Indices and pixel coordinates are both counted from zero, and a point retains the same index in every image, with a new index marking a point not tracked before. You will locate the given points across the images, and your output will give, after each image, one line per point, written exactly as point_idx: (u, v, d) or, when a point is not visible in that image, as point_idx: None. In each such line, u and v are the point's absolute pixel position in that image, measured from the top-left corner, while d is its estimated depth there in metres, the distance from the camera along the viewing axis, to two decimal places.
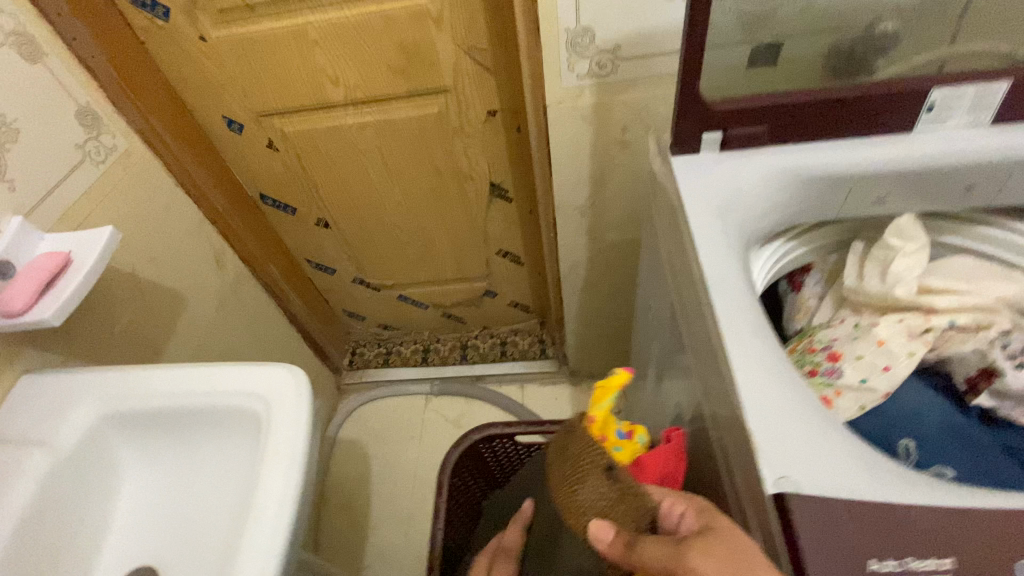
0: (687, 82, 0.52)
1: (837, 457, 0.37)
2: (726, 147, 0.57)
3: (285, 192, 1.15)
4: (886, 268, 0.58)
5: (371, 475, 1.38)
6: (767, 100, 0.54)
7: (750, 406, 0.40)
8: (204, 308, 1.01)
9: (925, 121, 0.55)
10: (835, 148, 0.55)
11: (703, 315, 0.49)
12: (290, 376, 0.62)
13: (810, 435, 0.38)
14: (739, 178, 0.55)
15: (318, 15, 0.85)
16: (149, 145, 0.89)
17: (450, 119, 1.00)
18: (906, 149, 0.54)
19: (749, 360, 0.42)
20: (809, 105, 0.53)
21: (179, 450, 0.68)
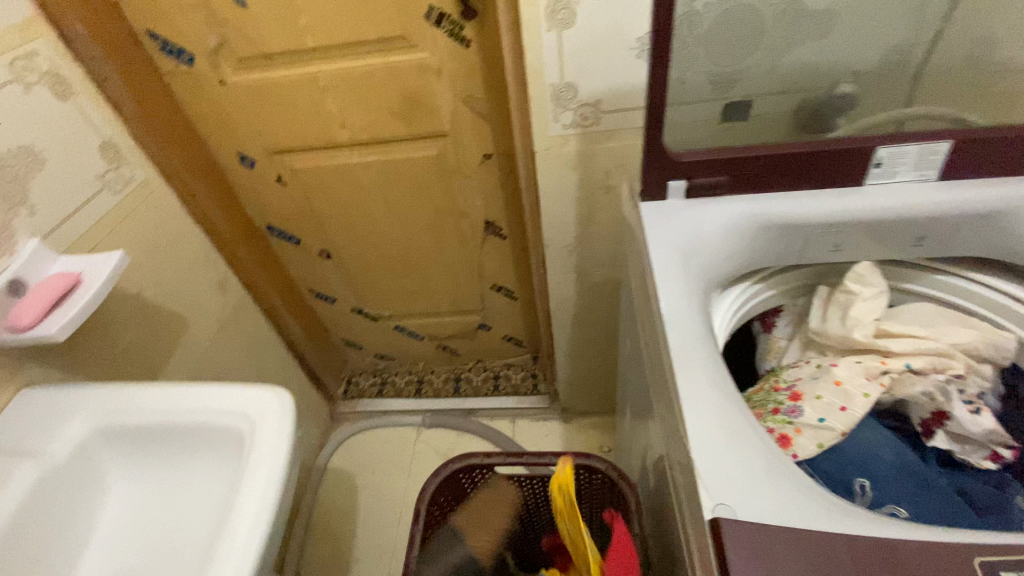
0: (652, 136, 0.57)
1: (772, 488, 0.41)
2: (691, 195, 0.61)
3: (291, 224, 1.21)
4: (846, 312, 0.61)
5: (357, 506, 1.38)
6: (727, 153, 0.59)
7: (695, 438, 0.44)
8: (203, 331, 1.05)
9: (875, 176, 0.59)
10: (792, 198, 0.60)
11: (663, 350, 0.52)
12: (276, 397, 0.65)
13: (748, 467, 0.42)
14: (702, 223, 0.59)
15: (328, 65, 0.93)
16: (165, 176, 0.96)
17: (447, 161, 1.06)
18: (859, 202, 0.59)
19: (695, 396, 0.46)
20: (766, 159, 0.58)
21: (166, 466, 0.70)
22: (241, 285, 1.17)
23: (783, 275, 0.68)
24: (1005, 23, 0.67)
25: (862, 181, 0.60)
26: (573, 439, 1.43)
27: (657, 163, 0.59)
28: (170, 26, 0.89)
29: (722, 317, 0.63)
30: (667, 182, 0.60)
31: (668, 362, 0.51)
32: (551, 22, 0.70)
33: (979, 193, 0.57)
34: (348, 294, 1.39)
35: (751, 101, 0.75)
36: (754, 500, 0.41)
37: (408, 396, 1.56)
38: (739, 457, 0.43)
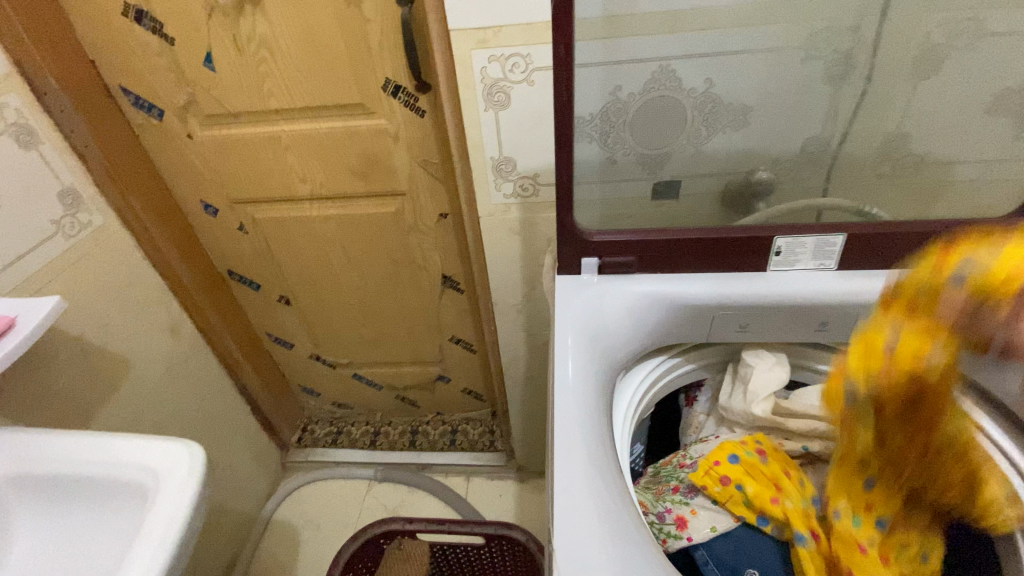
0: (562, 218, 0.61)
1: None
2: (603, 272, 0.64)
3: (252, 270, 1.23)
4: (746, 386, 0.67)
5: (298, 564, 1.32)
6: (635, 237, 0.62)
7: (560, 523, 0.46)
8: (147, 375, 1.04)
9: (776, 263, 0.62)
10: (698, 281, 0.62)
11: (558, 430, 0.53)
12: (189, 452, 0.65)
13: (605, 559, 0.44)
14: (608, 301, 0.62)
15: (291, 125, 0.98)
16: (124, 221, 0.98)
17: (405, 218, 1.09)
18: (759, 287, 0.61)
19: (572, 480, 0.49)
20: (671, 242, 0.61)
21: (71, 520, 0.68)
22: (196, 328, 1.18)
23: (701, 351, 0.70)
24: (913, 123, 0.71)
25: (764, 266, 0.62)
26: (526, 501, 1.39)
27: (569, 240, 0.63)
28: (144, 83, 0.95)
29: (632, 392, 0.64)
30: (580, 259, 0.64)
31: (568, 441, 0.51)
32: (488, 102, 0.75)
33: (876, 283, 0.60)
34: (307, 340, 1.39)
35: (678, 182, 0.79)
36: None
37: (363, 446, 1.54)
38: (602, 548, 0.44)
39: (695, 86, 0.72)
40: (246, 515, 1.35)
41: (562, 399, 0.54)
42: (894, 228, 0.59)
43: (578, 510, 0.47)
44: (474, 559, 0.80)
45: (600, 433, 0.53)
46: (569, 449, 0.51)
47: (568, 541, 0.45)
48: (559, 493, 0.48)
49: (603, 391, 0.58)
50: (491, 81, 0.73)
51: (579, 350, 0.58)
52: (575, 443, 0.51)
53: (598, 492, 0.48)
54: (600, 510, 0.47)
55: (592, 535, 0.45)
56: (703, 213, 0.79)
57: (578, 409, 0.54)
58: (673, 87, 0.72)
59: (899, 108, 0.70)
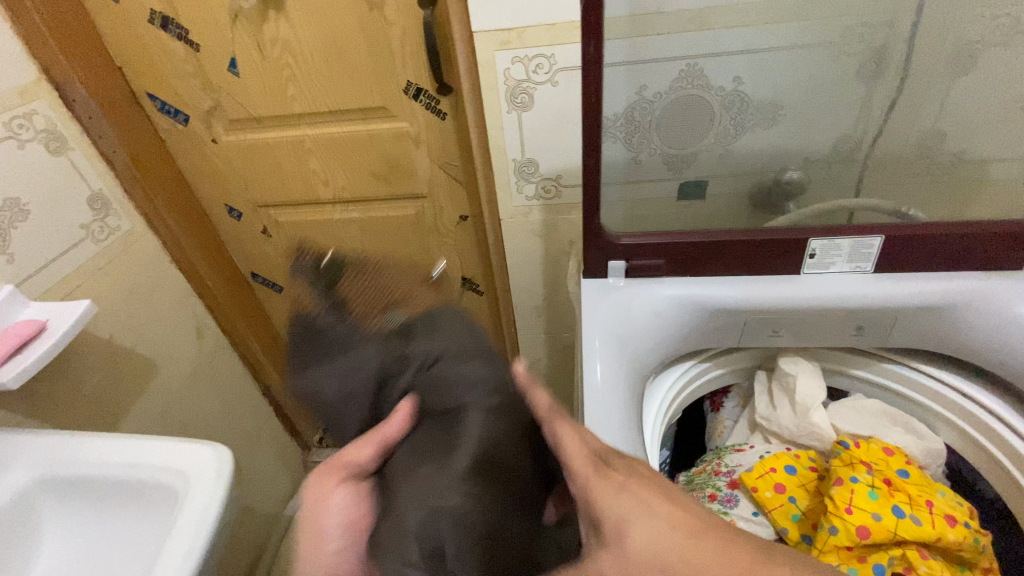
0: (590, 221, 0.60)
1: None
2: (630, 275, 0.63)
3: (274, 273, 1.24)
4: (792, 398, 0.64)
5: None
6: (663, 239, 0.61)
7: None
8: (173, 377, 1.06)
9: (810, 265, 0.60)
10: (729, 284, 0.61)
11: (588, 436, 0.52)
12: (216, 455, 0.66)
13: None
14: (636, 305, 0.61)
15: (312, 129, 0.98)
16: (150, 226, 1.00)
17: (426, 221, 1.09)
18: (793, 290, 0.59)
19: None
20: (700, 244, 0.60)
21: (102, 520, 0.69)
22: (220, 330, 1.19)
23: (731, 355, 0.68)
24: (952, 119, 0.68)
25: (798, 269, 0.61)
26: None
27: (596, 243, 0.62)
28: (169, 89, 0.96)
29: (661, 397, 0.63)
30: (607, 262, 0.63)
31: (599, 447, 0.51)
32: (511, 104, 0.74)
33: (917, 287, 0.58)
34: None
35: (705, 182, 0.78)
36: None
37: None
38: None
39: (723, 85, 0.70)
40: (269, 514, 1.37)
41: (592, 405, 0.54)
42: (935, 230, 0.57)
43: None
44: None
45: (631, 440, 0.53)
46: None
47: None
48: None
49: (633, 397, 0.57)
50: (514, 83, 0.72)
51: (608, 355, 0.57)
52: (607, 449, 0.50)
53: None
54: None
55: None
56: (731, 213, 0.77)
57: (608, 415, 0.53)
58: (701, 86, 0.70)
59: (937, 103, 0.68)
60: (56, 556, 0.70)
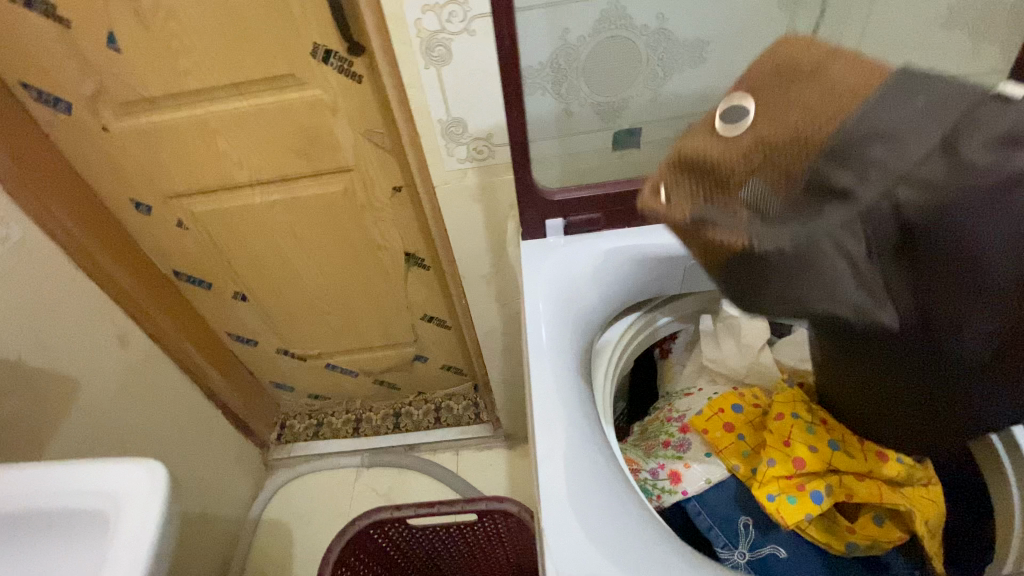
0: (522, 177, 0.57)
1: (601, 556, 0.42)
2: (570, 231, 0.61)
3: (200, 268, 1.15)
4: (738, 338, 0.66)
5: (296, 558, 1.31)
6: (597, 190, 0.59)
7: (545, 498, 0.45)
8: (103, 392, 0.97)
9: None
10: (667, 229, 0.60)
11: (540, 397, 0.51)
12: (148, 472, 0.60)
13: (594, 532, 0.43)
14: (576, 260, 0.59)
15: (216, 106, 0.89)
16: (48, 231, 0.89)
17: (357, 196, 1.02)
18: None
19: (553, 450, 0.48)
20: (634, 193, 0.59)
21: (35, 559, 0.63)
22: (148, 337, 1.10)
23: (677, 304, 0.69)
24: (871, 42, 0.68)
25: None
26: (517, 468, 1.40)
27: (528, 202, 0.59)
28: (40, 72, 0.84)
29: (609, 353, 0.63)
30: (544, 220, 0.60)
31: (550, 412, 0.50)
32: (428, 59, 0.68)
33: None
34: (272, 335, 1.33)
35: (638, 129, 0.77)
36: (595, 556, 0.42)
37: (347, 436, 1.51)
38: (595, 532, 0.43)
39: (647, 24, 0.68)
40: (234, 518, 1.32)
41: (537, 369, 0.52)
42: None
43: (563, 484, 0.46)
44: (469, 536, 0.80)
45: (580, 401, 0.52)
46: (550, 420, 0.49)
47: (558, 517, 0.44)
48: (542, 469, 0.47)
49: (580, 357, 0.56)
50: (428, 35, 0.66)
51: (552, 316, 0.55)
52: (555, 415, 0.49)
53: (581, 463, 0.47)
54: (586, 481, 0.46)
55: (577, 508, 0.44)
56: (666, 159, 0.76)
57: (557, 377, 0.52)
58: (624, 27, 0.67)
59: (858, 25, 0.67)
60: None
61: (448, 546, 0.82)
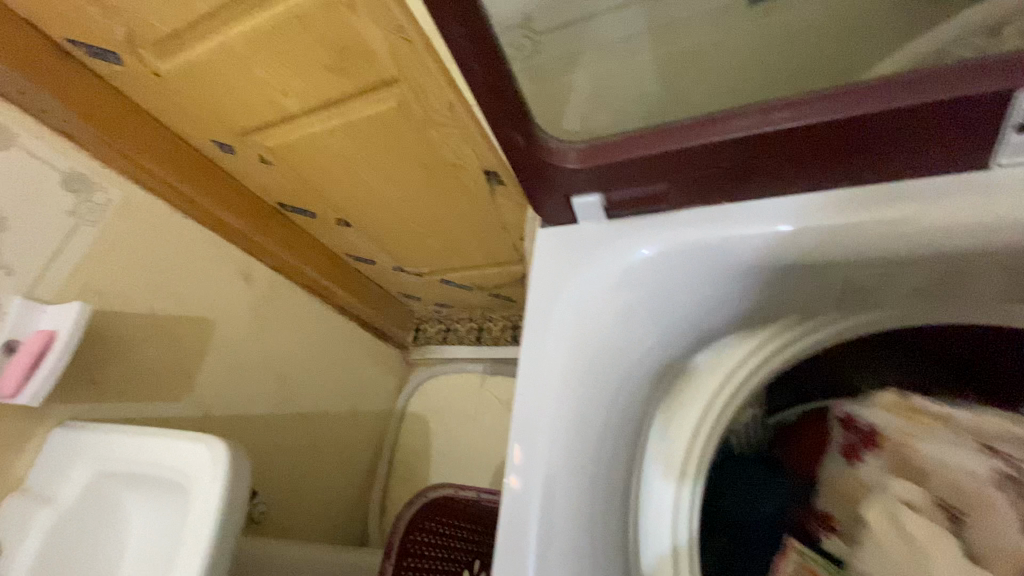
0: (499, 129, 0.48)
1: (531, 538, 0.49)
2: (628, 205, 0.52)
3: (298, 199, 1.13)
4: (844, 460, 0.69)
5: (430, 451, 1.44)
6: (725, 133, 0.43)
7: (512, 466, 0.52)
8: (236, 325, 1.09)
9: (1016, 142, 0.40)
10: (792, 203, 0.47)
11: (548, 377, 0.53)
12: (212, 453, 0.63)
13: (538, 518, 0.50)
14: (665, 242, 0.51)
15: (235, 28, 0.75)
16: (145, 186, 0.94)
17: (414, 111, 0.83)
18: (831, 224, 0.45)
19: (535, 430, 0.52)
20: (785, 137, 0.42)
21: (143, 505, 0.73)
22: (270, 268, 1.18)
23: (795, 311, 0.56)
24: None
25: (989, 163, 0.42)
26: None
27: (549, 182, 0.51)
28: (78, 25, 0.78)
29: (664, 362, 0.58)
30: (573, 196, 0.52)
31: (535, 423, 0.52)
32: None
33: None
34: (384, 255, 1.32)
35: None
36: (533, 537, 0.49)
37: (471, 343, 1.52)
38: (542, 515, 0.50)
39: None
40: (380, 411, 1.49)
41: (531, 371, 0.53)
42: None
43: (525, 498, 0.50)
44: None
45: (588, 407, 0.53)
46: (544, 400, 0.52)
47: (511, 520, 0.50)
48: (515, 457, 0.52)
49: (615, 364, 0.54)
50: None
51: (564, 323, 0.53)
52: (538, 429, 0.52)
53: (551, 476, 0.51)
54: (541, 502, 0.50)
55: (534, 493, 0.50)
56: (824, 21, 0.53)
57: (563, 370, 0.53)
58: None
59: None
60: None
61: None
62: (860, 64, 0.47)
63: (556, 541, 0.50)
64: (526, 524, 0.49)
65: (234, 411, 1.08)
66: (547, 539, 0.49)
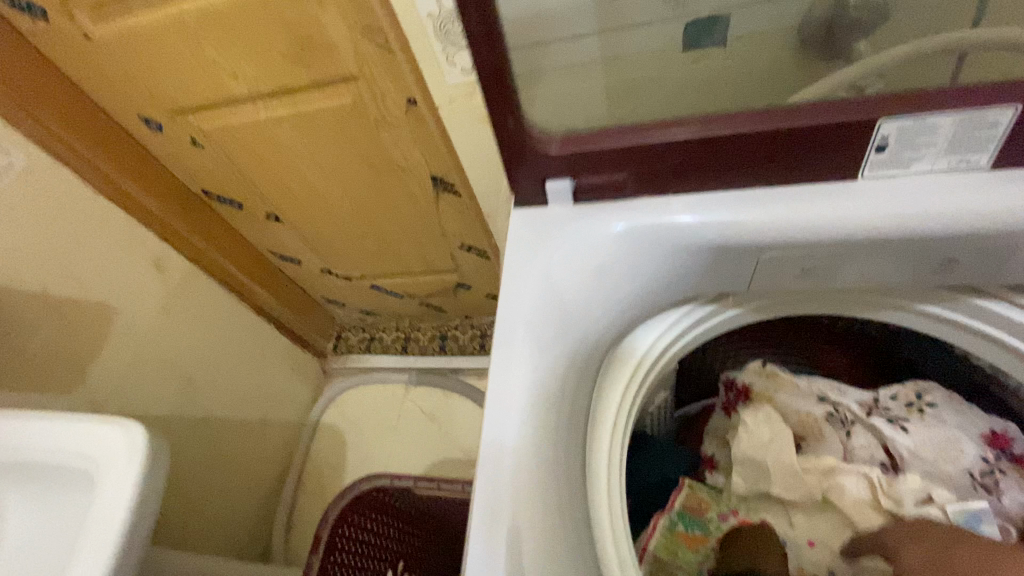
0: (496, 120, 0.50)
1: (512, 523, 0.45)
2: (590, 197, 0.56)
3: (226, 188, 1.08)
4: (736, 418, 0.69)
5: (346, 463, 1.39)
6: (679, 133, 0.49)
7: (486, 450, 0.48)
8: (144, 315, 1.00)
9: (881, 160, 0.48)
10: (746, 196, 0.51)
11: (512, 353, 0.52)
12: (127, 437, 0.58)
13: (518, 496, 0.46)
14: (629, 226, 0.53)
15: (189, 3, 0.73)
16: (54, 157, 0.85)
17: (368, 110, 0.85)
18: (787, 211, 0.49)
19: (506, 407, 0.49)
20: (727, 140, 0.48)
21: (23, 499, 0.65)
22: (186, 259, 1.10)
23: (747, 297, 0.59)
24: None
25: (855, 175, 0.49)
26: None
27: (527, 162, 0.53)
28: None
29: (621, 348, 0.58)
30: (546, 182, 0.55)
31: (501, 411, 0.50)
32: None
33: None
34: (313, 255, 1.29)
35: None
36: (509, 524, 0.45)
37: (397, 352, 1.51)
38: (519, 500, 0.46)
39: None
40: (292, 421, 1.41)
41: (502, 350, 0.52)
42: (960, 107, 0.43)
43: (501, 484, 0.46)
44: None
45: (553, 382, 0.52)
46: (508, 368, 0.51)
47: (487, 508, 0.45)
48: (489, 443, 0.48)
49: (579, 341, 0.54)
50: None
51: (533, 298, 0.53)
52: (511, 412, 0.49)
53: (522, 454, 0.48)
54: (513, 485, 0.46)
55: (506, 480, 0.46)
56: None
57: (531, 346, 0.52)
58: None
59: None
60: None
61: None
62: (774, 90, 0.54)
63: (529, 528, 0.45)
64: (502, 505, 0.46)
65: (131, 411, 0.98)
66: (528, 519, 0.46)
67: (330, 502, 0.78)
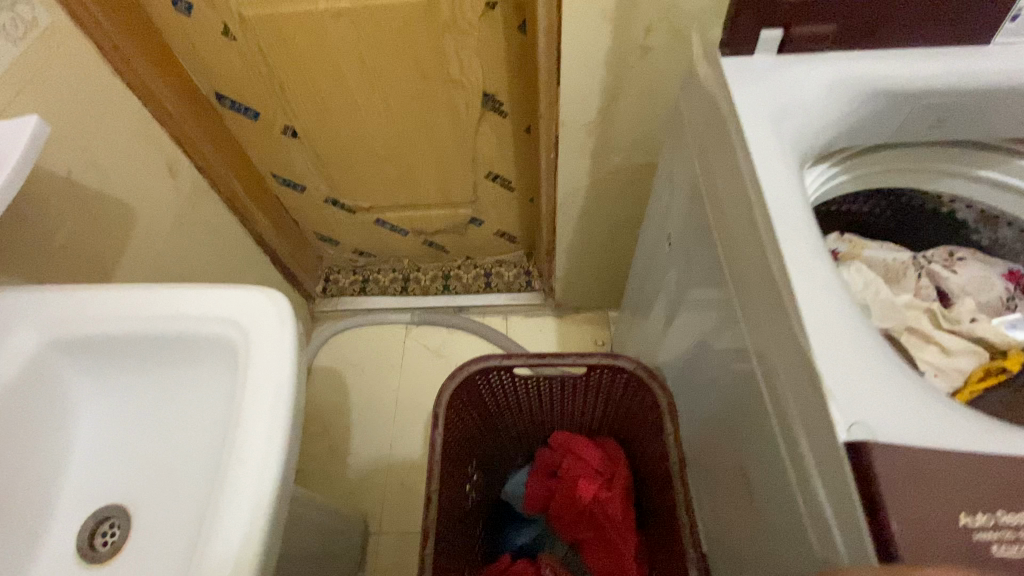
0: None
1: (906, 402, 0.35)
2: (790, 49, 0.57)
3: (245, 92, 1.00)
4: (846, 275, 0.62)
5: (348, 403, 1.33)
6: None
7: (811, 323, 0.37)
8: (157, 222, 0.90)
9: (1007, 32, 0.55)
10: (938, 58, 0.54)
11: (749, 214, 0.45)
12: (272, 300, 0.56)
13: (877, 366, 0.36)
14: (828, 73, 0.53)
15: None
16: (76, 19, 0.74)
17: (441, 12, 0.86)
18: (963, 65, 0.54)
19: (808, 267, 0.39)
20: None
21: (134, 384, 0.60)
22: (195, 167, 1.00)
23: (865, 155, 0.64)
24: None
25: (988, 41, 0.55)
26: (567, 335, 1.39)
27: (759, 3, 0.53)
28: None
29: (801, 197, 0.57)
30: (760, 32, 0.55)
31: (751, 226, 0.44)
32: None
33: None
34: (320, 181, 1.22)
35: None
36: (899, 420, 0.34)
37: (395, 293, 1.47)
38: (891, 383, 0.35)
39: None
40: None
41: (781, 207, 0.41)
42: None
43: (852, 351, 0.36)
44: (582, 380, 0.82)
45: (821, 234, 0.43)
46: (790, 221, 0.41)
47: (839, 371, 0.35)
48: (802, 300, 0.38)
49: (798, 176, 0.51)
50: None
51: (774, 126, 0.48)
52: (811, 271, 0.39)
53: (851, 321, 0.37)
54: (870, 365, 0.36)
55: (853, 349, 0.36)
56: None
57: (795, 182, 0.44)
58: None
59: None
60: (94, 433, 0.60)
61: (536, 396, 0.87)
62: None
63: (919, 425, 0.34)
64: (879, 409, 0.34)
65: None
66: (889, 404, 0.34)
67: (436, 397, 0.73)
